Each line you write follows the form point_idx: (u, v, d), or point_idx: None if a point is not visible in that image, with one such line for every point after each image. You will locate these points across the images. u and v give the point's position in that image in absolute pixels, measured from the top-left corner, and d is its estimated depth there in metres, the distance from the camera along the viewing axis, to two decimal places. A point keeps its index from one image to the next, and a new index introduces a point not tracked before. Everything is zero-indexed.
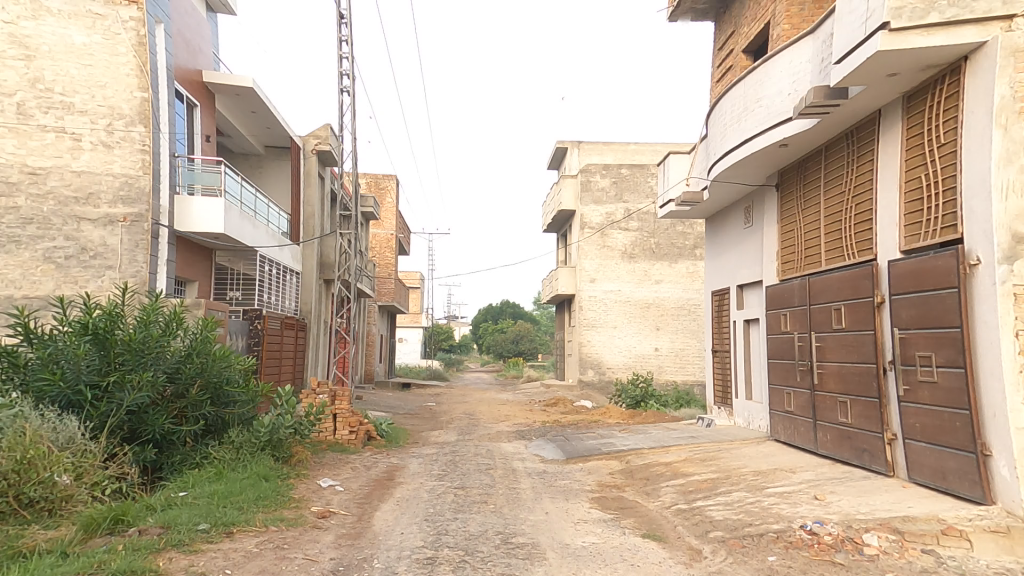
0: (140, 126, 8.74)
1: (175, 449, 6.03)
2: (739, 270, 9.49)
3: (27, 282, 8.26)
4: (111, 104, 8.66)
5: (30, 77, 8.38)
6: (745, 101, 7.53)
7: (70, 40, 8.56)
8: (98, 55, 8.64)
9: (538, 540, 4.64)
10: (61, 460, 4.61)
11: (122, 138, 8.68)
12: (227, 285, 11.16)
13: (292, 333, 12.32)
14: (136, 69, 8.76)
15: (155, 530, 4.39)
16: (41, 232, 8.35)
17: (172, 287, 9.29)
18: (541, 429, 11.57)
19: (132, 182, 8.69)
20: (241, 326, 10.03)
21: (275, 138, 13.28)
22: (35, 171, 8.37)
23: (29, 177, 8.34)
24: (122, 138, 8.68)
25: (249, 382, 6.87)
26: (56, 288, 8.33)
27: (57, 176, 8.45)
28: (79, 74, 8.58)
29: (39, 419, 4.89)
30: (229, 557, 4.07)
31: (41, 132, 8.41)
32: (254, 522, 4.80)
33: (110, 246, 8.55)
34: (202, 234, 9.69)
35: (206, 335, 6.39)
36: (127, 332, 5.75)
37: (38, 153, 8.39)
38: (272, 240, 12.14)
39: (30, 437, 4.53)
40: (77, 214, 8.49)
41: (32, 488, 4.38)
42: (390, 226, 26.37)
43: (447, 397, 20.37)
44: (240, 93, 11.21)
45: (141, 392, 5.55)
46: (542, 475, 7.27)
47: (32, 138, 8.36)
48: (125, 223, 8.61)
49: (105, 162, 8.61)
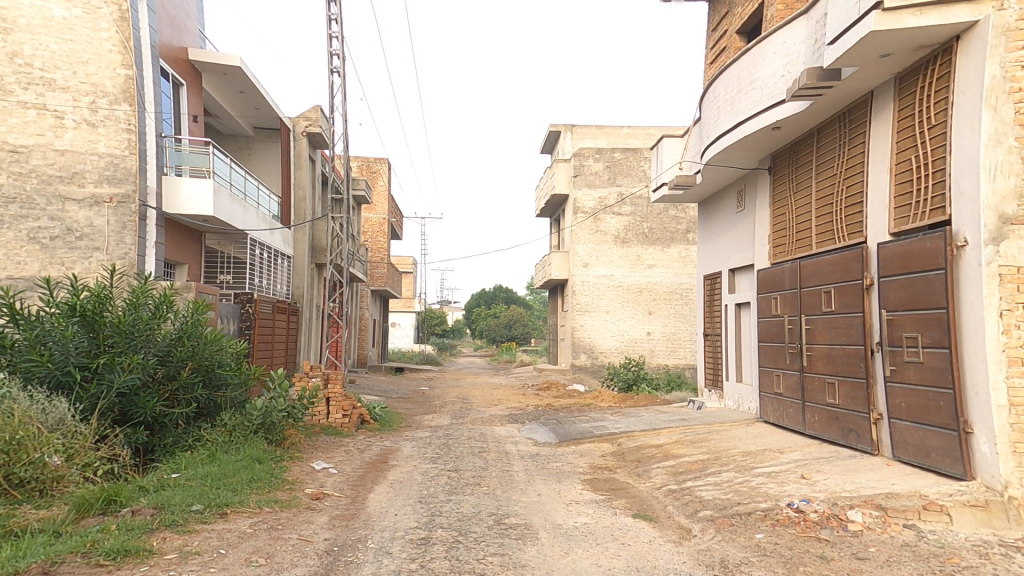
0: (125, 105, 8.58)
1: (167, 431, 6.02)
2: (732, 254, 9.53)
3: (12, 263, 8.15)
4: (94, 81, 8.48)
5: (8, 52, 8.18)
6: (738, 84, 7.50)
7: (49, 14, 8.36)
8: (78, 30, 8.45)
9: (530, 520, 4.70)
10: (51, 441, 4.60)
11: (106, 116, 8.52)
12: (217, 269, 11.08)
13: (284, 317, 12.27)
14: (119, 45, 8.58)
15: (148, 510, 4.41)
16: (25, 212, 8.23)
17: (161, 270, 9.20)
18: (534, 413, 11.67)
19: (118, 162, 8.56)
20: (233, 310, 9.98)
21: (264, 119, 13.08)
22: (16, 149, 8.21)
23: (11, 156, 8.18)
24: (106, 117, 8.52)
25: (242, 365, 6.85)
26: (41, 270, 8.23)
27: (39, 154, 8.29)
28: (59, 50, 8.39)
29: (28, 401, 4.86)
30: (223, 537, 4.10)
31: (22, 109, 8.24)
32: (248, 503, 4.82)
33: (97, 227, 8.44)
34: (191, 216, 9.59)
35: (197, 318, 6.34)
36: (117, 315, 5.72)
37: (19, 131, 8.23)
38: (263, 223, 12.03)
39: (19, 418, 4.50)
40: (62, 194, 8.36)
41: (22, 468, 4.37)
42: (382, 210, 26.18)
43: (441, 381, 20.46)
44: (227, 72, 11.01)
45: (132, 373, 5.53)
46: (535, 458, 7.36)
47: (12, 115, 8.19)
48: (112, 205, 8.49)
49: (90, 141, 8.46)
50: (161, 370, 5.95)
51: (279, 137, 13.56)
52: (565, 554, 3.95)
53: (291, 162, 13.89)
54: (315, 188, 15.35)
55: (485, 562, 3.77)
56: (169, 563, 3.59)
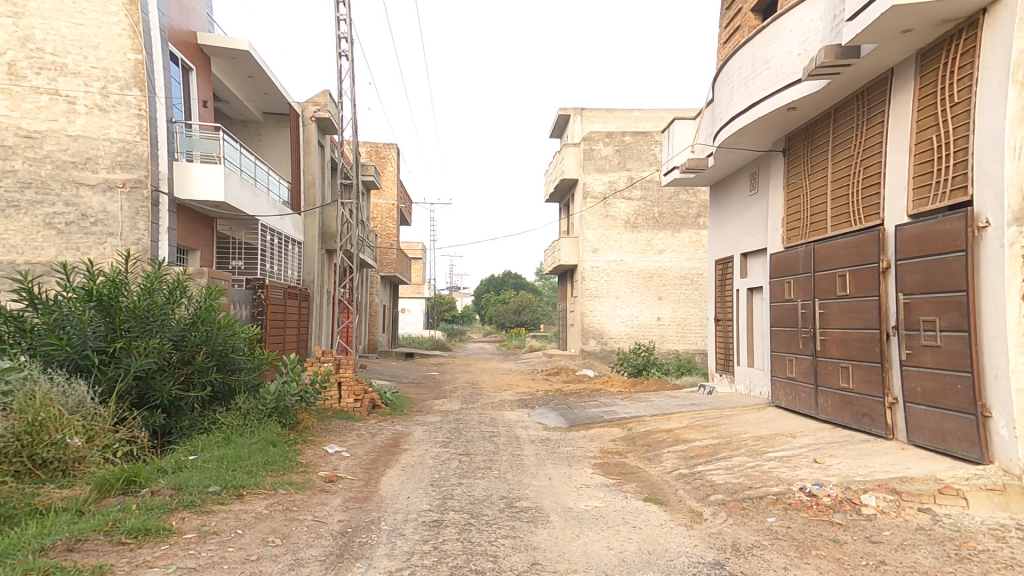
0: (135, 90, 8.60)
1: (184, 414, 6.12)
2: (743, 238, 9.45)
3: (29, 248, 8.24)
4: (105, 66, 8.50)
5: (20, 36, 8.20)
6: (753, 63, 7.37)
7: None
8: (88, 13, 8.46)
9: (541, 504, 4.74)
10: (72, 423, 4.70)
11: (117, 102, 8.55)
12: (229, 254, 11.17)
13: (295, 302, 12.37)
14: (128, 30, 8.58)
15: (166, 491, 4.51)
16: (40, 197, 8.30)
17: (174, 255, 9.27)
18: (543, 398, 11.74)
19: (130, 147, 8.61)
20: (245, 296, 10.09)
21: (274, 104, 13.05)
22: (31, 134, 8.26)
23: (25, 141, 8.24)
24: (118, 102, 8.55)
25: (255, 350, 6.95)
26: (58, 255, 8.33)
27: (52, 140, 8.35)
28: (70, 34, 8.41)
29: (49, 383, 4.96)
30: (240, 518, 4.18)
31: (35, 94, 8.27)
32: (263, 485, 4.90)
33: (111, 212, 8.52)
34: (202, 202, 9.64)
35: (210, 303, 6.42)
36: (132, 300, 5.80)
37: (32, 116, 8.27)
38: (274, 209, 12.08)
39: (41, 400, 4.61)
40: (76, 179, 8.43)
41: (45, 449, 4.47)
42: (391, 196, 26.15)
43: (450, 366, 20.60)
44: (236, 56, 10.99)
45: (148, 358, 5.62)
46: (545, 442, 7.40)
47: (26, 100, 8.24)
48: (125, 190, 8.57)
49: (102, 126, 8.52)
50: (176, 355, 6.04)
51: (289, 122, 13.54)
52: (576, 537, 3.99)
53: (300, 147, 13.89)
54: (323, 173, 15.36)
55: (498, 544, 3.82)
56: (189, 542, 3.68)
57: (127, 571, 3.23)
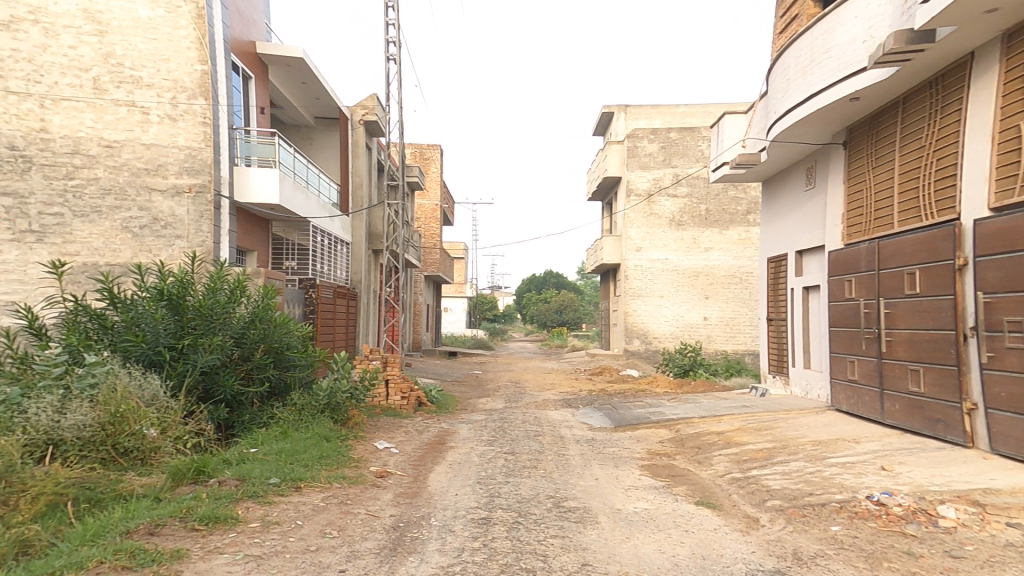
0: (201, 99, 9.06)
1: (245, 408, 6.40)
2: (799, 235, 9.09)
3: (108, 250, 8.76)
4: (175, 78, 8.99)
5: (103, 53, 8.76)
6: (812, 53, 7.08)
7: (137, 15, 8.90)
8: (162, 29, 8.95)
9: (589, 504, 4.71)
10: (148, 415, 4.99)
11: (185, 111, 9.02)
12: (283, 255, 11.60)
13: (344, 302, 12.73)
14: (196, 42, 9.04)
15: (232, 481, 4.72)
16: (118, 203, 8.83)
17: (233, 257, 9.70)
18: (587, 397, 11.66)
19: (195, 154, 9.07)
20: (298, 296, 10.45)
21: (325, 108, 13.46)
22: (112, 145, 8.81)
23: (106, 151, 8.79)
24: (186, 111, 9.03)
25: (308, 348, 7.18)
26: (133, 257, 8.84)
27: (130, 149, 8.88)
28: (145, 48, 8.92)
29: (127, 377, 5.29)
30: (299, 509, 4.34)
31: (114, 106, 8.82)
32: (319, 479, 5.08)
33: (178, 216, 9.00)
34: (259, 205, 10.05)
35: (267, 302, 6.67)
36: (198, 299, 6.11)
37: (112, 127, 8.82)
38: (324, 210, 12.46)
39: (122, 393, 4.92)
40: (148, 185, 8.93)
41: (126, 438, 4.76)
42: (435, 196, 26.53)
43: (492, 365, 20.75)
44: (291, 63, 11.39)
45: (213, 354, 5.90)
46: (590, 443, 7.34)
47: (107, 112, 8.79)
48: (191, 195, 9.04)
49: (171, 134, 8.99)
50: (237, 351, 6.32)
51: (338, 126, 13.95)
52: (626, 539, 3.94)
53: (349, 150, 14.28)
54: (371, 175, 15.74)
55: (547, 543, 3.82)
56: (254, 531, 3.84)
57: (201, 556, 3.41)
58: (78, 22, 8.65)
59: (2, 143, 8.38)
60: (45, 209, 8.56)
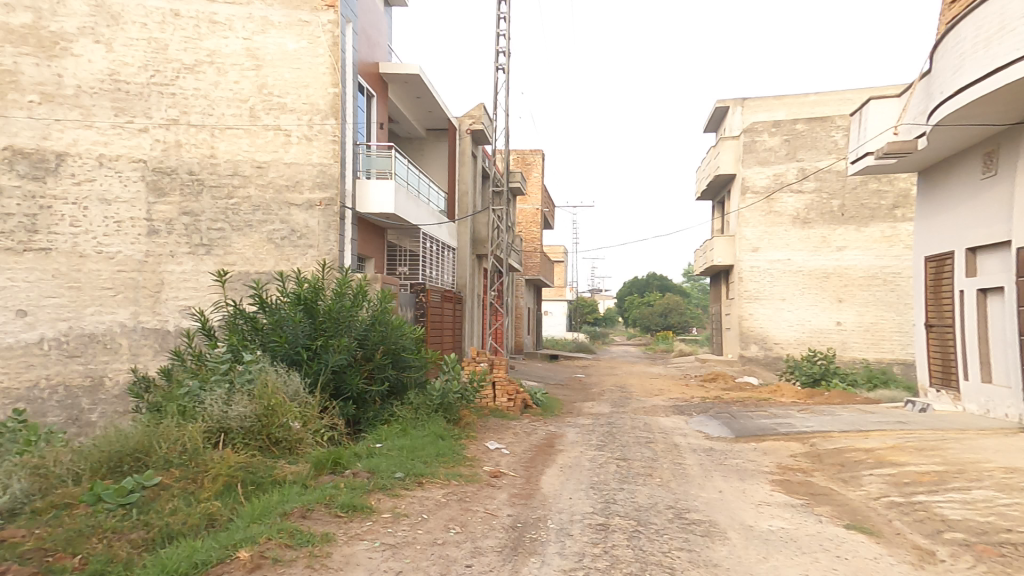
0: (332, 120, 10.02)
1: (369, 406, 6.87)
2: (971, 230, 8.05)
3: (257, 260, 9.83)
4: (312, 101, 10.01)
5: (259, 84, 9.98)
6: (1000, 21, 6.25)
7: (286, 49, 10.04)
8: (304, 59, 10.04)
9: (715, 518, 4.47)
10: (292, 409, 5.55)
11: (319, 131, 9.99)
12: (397, 261, 12.33)
13: (451, 305, 13.25)
14: (330, 67, 10.04)
15: (364, 474, 5.08)
16: (264, 217, 9.87)
17: (354, 263, 10.49)
18: (701, 405, 11.12)
19: (326, 169, 9.97)
20: (410, 299, 11.05)
21: (436, 120, 14.19)
22: (261, 165, 9.90)
23: (257, 171, 9.89)
24: (319, 132, 10.00)
25: (421, 349, 7.55)
26: (276, 265, 9.85)
27: (275, 168, 9.92)
28: (291, 77, 10.03)
29: (275, 374, 5.96)
30: (424, 503, 4.56)
31: (264, 131, 9.95)
32: (439, 475, 5.30)
33: (311, 227, 9.90)
34: (377, 215, 10.81)
35: (385, 306, 7.11)
36: (327, 303, 6.68)
37: (262, 149, 9.93)
38: (432, 218, 13.08)
39: (272, 389, 5.61)
40: (288, 200, 9.90)
41: (278, 429, 5.38)
42: (536, 201, 26.84)
43: (595, 369, 20.51)
44: (408, 80, 12.12)
45: (341, 354, 6.42)
46: (709, 453, 6.97)
47: (259, 137, 9.93)
48: (321, 207, 9.92)
49: (307, 153, 9.97)
50: (360, 352, 6.81)
51: (447, 136, 14.62)
52: (763, 559, 3.68)
53: (456, 160, 14.90)
54: (475, 182, 16.26)
55: (673, 556, 3.67)
56: (387, 521, 4.10)
57: (345, 540, 3.73)
58: (241, 60, 9.95)
59: (185, 170, 9.74)
60: (212, 225, 9.80)
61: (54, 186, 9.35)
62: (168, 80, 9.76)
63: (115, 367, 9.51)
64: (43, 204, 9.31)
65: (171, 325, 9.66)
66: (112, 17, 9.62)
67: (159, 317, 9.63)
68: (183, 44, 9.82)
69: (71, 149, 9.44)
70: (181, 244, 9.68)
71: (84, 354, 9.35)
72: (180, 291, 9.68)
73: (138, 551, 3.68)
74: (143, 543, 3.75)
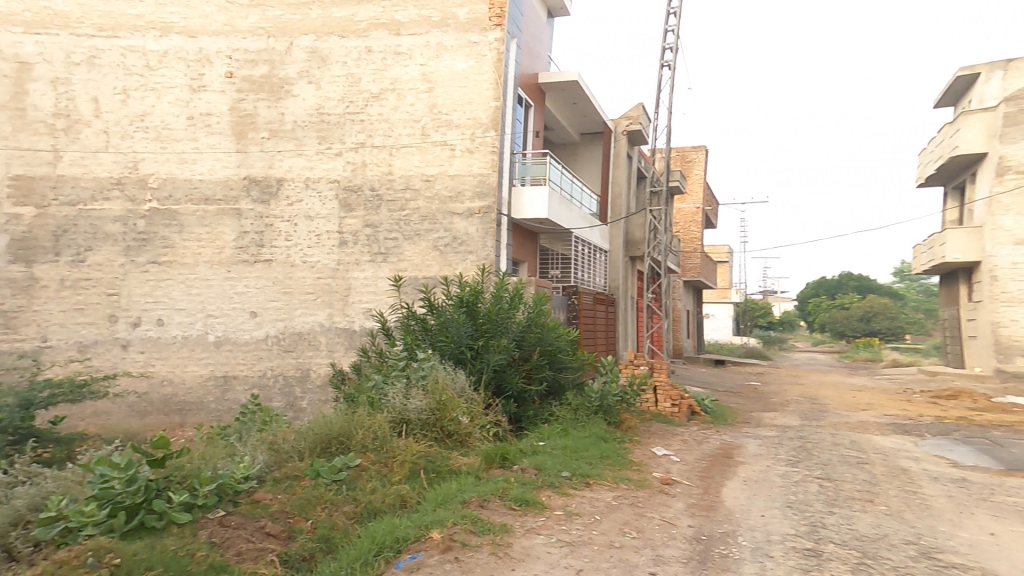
0: (492, 131, 10.70)
1: (529, 404, 7.12)
2: None
3: (423, 266, 10.76)
4: (474, 116, 10.80)
5: (430, 104, 10.89)
6: None
7: (455, 69, 10.88)
8: (471, 77, 10.86)
9: (988, 565, 3.79)
10: (460, 405, 6.04)
11: (480, 143, 10.72)
12: (549, 265, 12.62)
13: (604, 308, 13.21)
14: (493, 83, 10.76)
15: (531, 470, 5.31)
16: (430, 227, 10.76)
17: (509, 267, 11.02)
18: (933, 426, 9.63)
19: (485, 179, 10.65)
20: (562, 302, 11.27)
21: (591, 124, 14.34)
22: (430, 178, 10.81)
23: (425, 184, 10.82)
24: (481, 143, 10.72)
25: (577, 351, 7.63)
26: (439, 270, 10.65)
27: (440, 180, 10.79)
28: (458, 95, 10.87)
29: (444, 372, 6.51)
30: (595, 504, 4.67)
31: (432, 146, 10.80)
32: (606, 477, 5.34)
33: (470, 234, 10.60)
34: (531, 220, 11.24)
35: (539, 308, 7.35)
36: (487, 306, 7.10)
37: (431, 163, 10.82)
38: (585, 221, 13.15)
39: (443, 386, 6.16)
40: (451, 210, 10.71)
41: (449, 422, 5.92)
42: (696, 199, 25.68)
43: (774, 377, 18.84)
44: (565, 87, 12.45)
45: (502, 355, 6.81)
46: (961, 484, 5.94)
47: (428, 153, 10.79)
48: (479, 215, 10.60)
49: (468, 164, 10.73)
50: (518, 353, 7.09)
51: (602, 140, 14.73)
52: None
53: (610, 161, 14.94)
54: (630, 184, 16.07)
55: None
56: (559, 519, 4.31)
57: (522, 533, 4.03)
58: (417, 84, 10.92)
59: (368, 188, 10.93)
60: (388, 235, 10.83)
61: (276, 208, 11.28)
62: (359, 109, 11.14)
63: (318, 361, 11.09)
64: (268, 223, 11.33)
65: (357, 325, 10.99)
66: (322, 60, 11.30)
67: (348, 318, 11.00)
68: (373, 75, 11.16)
69: (288, 175, 11.31)
70: (363, 254, 10.89)
71: (296, 350, 11.08)
72: (363, 295, 10.98)
73: (351, 522, 4.57)
74: (354, 515, 4.64)
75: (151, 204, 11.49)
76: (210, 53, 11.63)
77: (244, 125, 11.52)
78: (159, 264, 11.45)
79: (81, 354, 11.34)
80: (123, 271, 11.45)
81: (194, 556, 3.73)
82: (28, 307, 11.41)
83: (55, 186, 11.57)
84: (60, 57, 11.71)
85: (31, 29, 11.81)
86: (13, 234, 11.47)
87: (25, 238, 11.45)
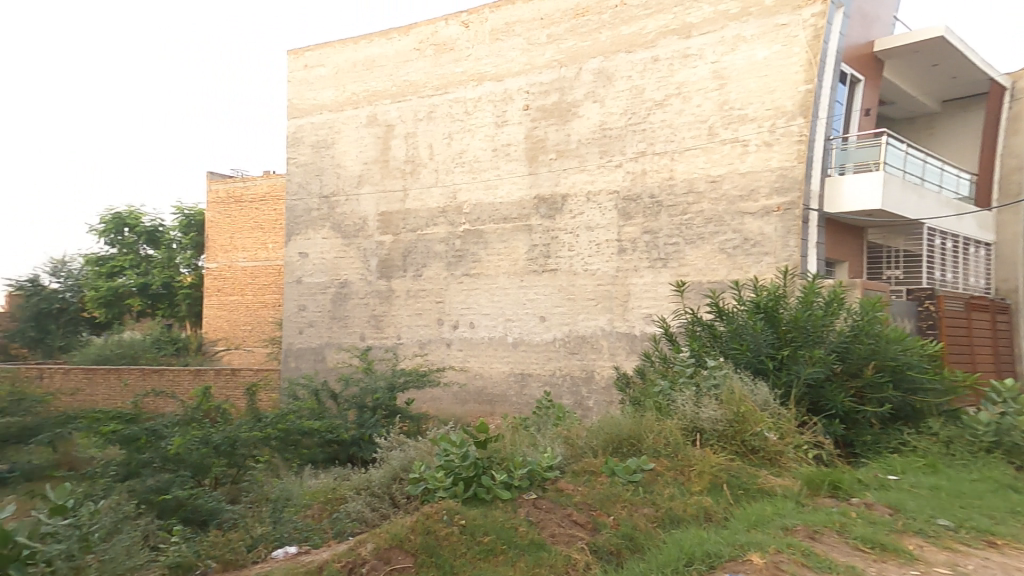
0: (799, 118, 10.08)
1: (865, 429, 6.77)
2: None
3: (708, 270, 10.80)
4: (778, 104, 10.31)
5: (721, 101, 10.85)
6: None
7: (755, 58, 10.58)
8: (774, 64, 10.38)
9: None
10: (765, 419, 6.16)
11: (782, 134, 10.23)
12: (882, 265, 10.97)
13: (982, 316, 10.89)
14: (804, 65, 10.11)
15: (885, 508, 5.07)
16: (716, 229, 10.76)
17: (823, 269, 10.12)
18: None
19: (787, 172, 10.13)
20: (909, 307, 9.91)
21: (962, 86, 12.13)
22: (714, 180, 10.82)
23: (710, 185, 10.87)
24: (783, 134, 10.22)
25: (937, 369, 6.99)
26: (728, 274, 10.57)
27: (729, 179, 10.68)
28: (755, 86, 10.53)
29: (740, 382, 6.69)
30: (1000, 569, 4.07)
31: (720, 145, 10.81)
32: (1018, 536, 4.62)
33: (767, 234, 10.28)
34: (853, 213, 10.09)
35: (871, 317, 7.03)
36: (793, 313, 7.10)
37: (717, 163, 10.84)
38: (947, 207, 11.19)
39: (739, 396, 6.36)
40: (741, 210, 10.53)
41: (751, 436, 6.07)
42: None
43: None
44: (919, 49, 10.95)
45: (816, 367, 6.70)
46: None
47: (716, 152, 10.87)
48: (779, 212, 10.16)
49: (766, 159, 10.36)
50: (842, 366, 6.89)
51: (986, 101, 12.26)
52: None
53: (996, 128, 12.23)
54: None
55: None
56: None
57: None
58: (707, 83, 10.99)
59: (647, 196, 11.50)
60: (668, 241, 11.29)
61: (561, 221, 12.50)
62: (642, 119, 11.67)
63: (601, 364, 11.95)
64: (552, 236, 12.64)
65: (638, 330, 11.50)
66: (608, 79, 12.14)
67: (628, 323, 11.63)
68: (655, 83, 11.56)
69: (571, 191, 12.44)
70: (643, 260, 11.48)
71: (579, 352, 12.19)
72: (643, 300, 11.47)
73: (652, 525, 4.91)
74: (655, 519, 4.97)
75: (465, 227, 13.89)
76: (511, 91, 13.42)
77: (536, 150, 12.97)
78: (468, 276, 13.79)
79: (420, 350, 14.47)
80: (445, 283, 14.10)
81: (518, 530, 4.72)
82: (387, 312, 15.04)
83: (404, 218, 14.92)
84: (410, 117, 14.99)
85: (395, 100, 15.34)
86: (380, 256, 15.28)
87: (385, 258, 15.14)
